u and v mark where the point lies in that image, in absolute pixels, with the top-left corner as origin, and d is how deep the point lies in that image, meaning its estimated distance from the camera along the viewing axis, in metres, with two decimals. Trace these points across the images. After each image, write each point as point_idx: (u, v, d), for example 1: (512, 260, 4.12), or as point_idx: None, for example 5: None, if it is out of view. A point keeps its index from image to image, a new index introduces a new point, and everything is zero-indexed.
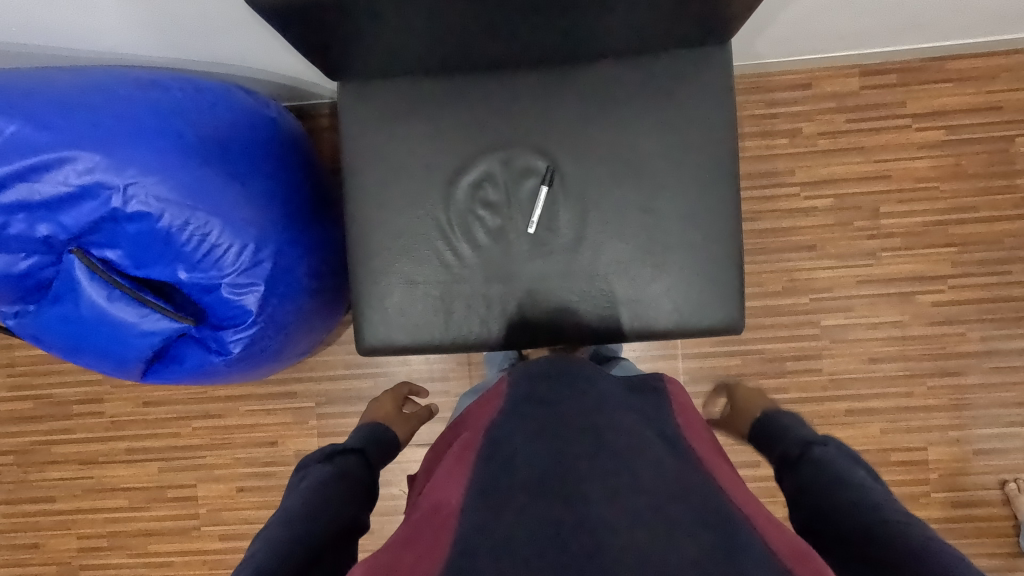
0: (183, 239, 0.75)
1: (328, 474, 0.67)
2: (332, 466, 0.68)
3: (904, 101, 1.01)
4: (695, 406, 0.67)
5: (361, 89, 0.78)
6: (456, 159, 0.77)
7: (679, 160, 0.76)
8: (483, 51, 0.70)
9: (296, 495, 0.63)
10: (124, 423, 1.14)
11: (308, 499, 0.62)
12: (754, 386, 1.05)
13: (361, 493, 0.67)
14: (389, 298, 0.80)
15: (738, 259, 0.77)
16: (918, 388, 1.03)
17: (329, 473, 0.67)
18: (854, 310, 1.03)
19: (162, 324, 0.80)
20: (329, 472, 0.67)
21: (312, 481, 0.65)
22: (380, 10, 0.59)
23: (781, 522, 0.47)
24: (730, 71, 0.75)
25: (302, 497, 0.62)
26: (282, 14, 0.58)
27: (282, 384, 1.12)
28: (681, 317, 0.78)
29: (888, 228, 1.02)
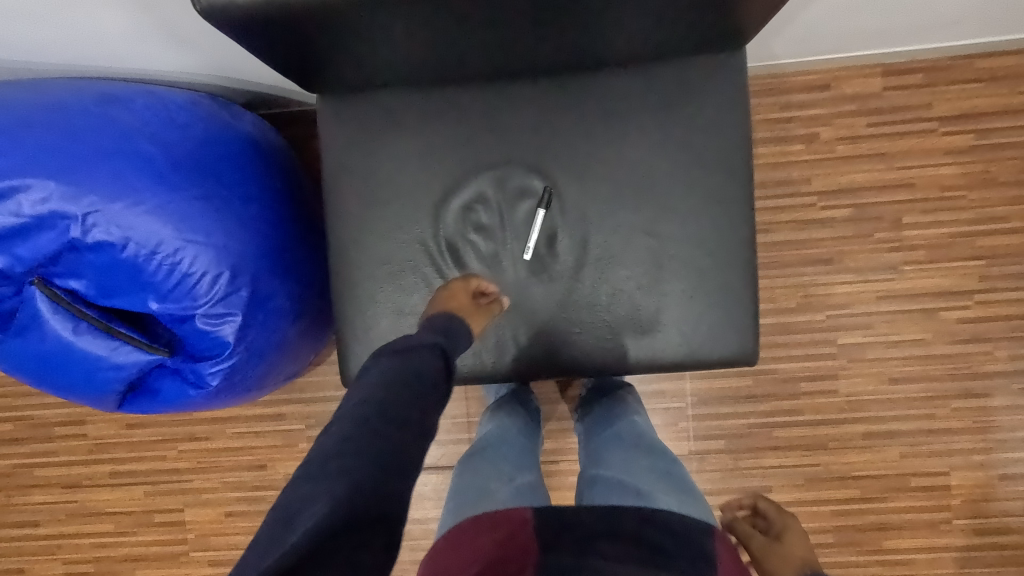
0: (151, 268, 0.70)
1: (395, 388, 0.52)
2: (398, 372, 0.53)
3: (930, 103, 0.94)
4: None
5: (342, 103, 0.71)
6: (446, 179, 0.71)
7: (690, 179, 0.69)
8: (474, 62, 0.64)
9: (352, 407, 0.50)
10: (107, 446, 1.10)
11: (362, 425, 0.48)
12: (766, 408, 0.99)
13: (433, 411, 0.53)
14: (374, 330, 0.74)
15: (754, 284, 0.71)
16: (940, 410, 0.97)
17: (395, 383, 0.52)
18: (873, 327, 0.97)
19: (133, 356, 0.75)
20: (394, 381, 0.52)
21: (372, 395, 0.51)
22: (356, 21, 0.52)
23: None
24: (744, 78, 0.68)
25: (358, 418, 0.49)
26: (246, 28, 0.51)
27: (270, 405, 1.07)
28: (691, 348, 0.72)
29: (911, 240, 0.96)
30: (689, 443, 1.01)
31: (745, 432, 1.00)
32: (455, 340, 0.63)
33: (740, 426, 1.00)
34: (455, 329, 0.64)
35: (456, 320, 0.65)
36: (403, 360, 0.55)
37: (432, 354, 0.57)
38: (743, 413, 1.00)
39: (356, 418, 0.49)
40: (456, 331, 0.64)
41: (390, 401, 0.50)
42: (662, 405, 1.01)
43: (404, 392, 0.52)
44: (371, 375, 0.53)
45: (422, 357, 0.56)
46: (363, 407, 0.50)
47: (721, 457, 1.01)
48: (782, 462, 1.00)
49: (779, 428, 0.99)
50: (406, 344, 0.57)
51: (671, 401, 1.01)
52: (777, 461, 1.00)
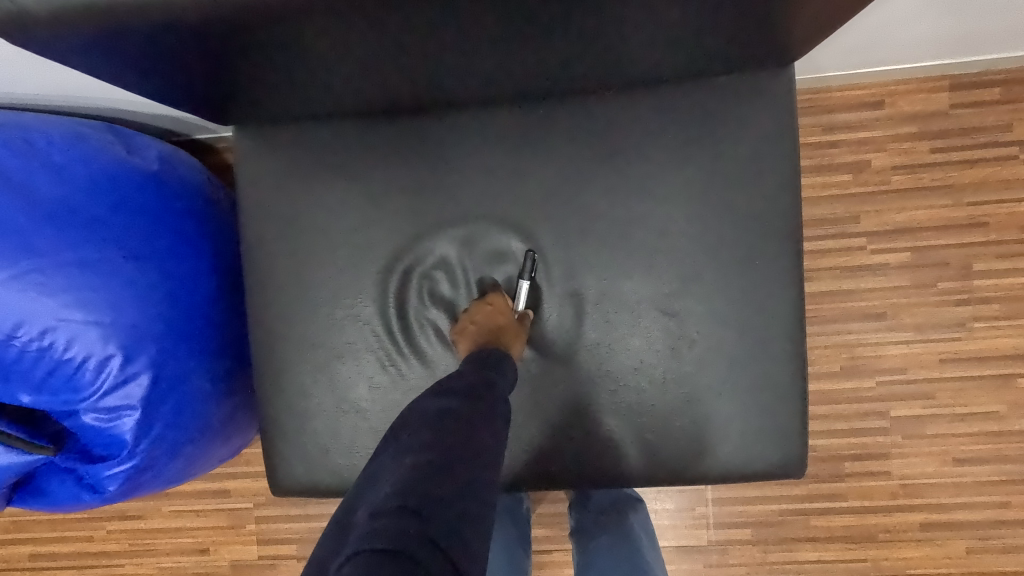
0: (16, 354, 0.55)
1: (469, 445, 0.41)
2: (470, 422, 0.42)
3: (1009, 124, 0.76)
4: None
5: (262, 137, 0.55)
6: (397, 236, 0.55)
7: (719, 237, 0.52)
8: (428, 87, 0.47)
9: (414, 463, 0.38)
10: (26, 524, 0.94)
11: (436, 491, 0.37)
12: (802, 492, 0.82)
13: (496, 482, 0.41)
14: (307, 430, 0.57)
15: (801, 376, 0.54)
16: (1017, 497, 0.80)
17: (469, 437, 0.41)
18: (935, 397, 0.80)
19: (8, 458, 0.60)
20: (466, 435, 0.41)
21: (441, 449, 0.39)
22: (231, 33, 0.36)
23: None
24: (792, 105, 0.51)
25: (428, 480, 0.37)
26: (74, 42, 0.35)
27: (212, 480, 0.91)
28: (718, 461, 0.54)
29: (983, 291, 0.78)
30: (709, 533, 0.84)
31: (777, 521, 0.83)
32: (504, 379, 0.48)
33: (771, 513, 0.83)
34: (505, 363, 0.49)
35: (501, 353, 0.50)
36: (471, 405, 0.44)
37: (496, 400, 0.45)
38: (774, 497, 0.83)
39: (424, 477, 0.37)
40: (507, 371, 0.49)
41: (466, 462, 0.39)
42: (677, 487, 0.84)
43: (481, 451, 0.41)
44: (428, 421, 0.42)
45: (492, 403, 0.45)
46: (430, 463, 0.38)
47: (747, 551, 0.83)
48: (822, 557, 0.83)
49: (818, 516, 0.82)
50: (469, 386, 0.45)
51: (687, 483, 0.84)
52: (816, 555, 0.83)
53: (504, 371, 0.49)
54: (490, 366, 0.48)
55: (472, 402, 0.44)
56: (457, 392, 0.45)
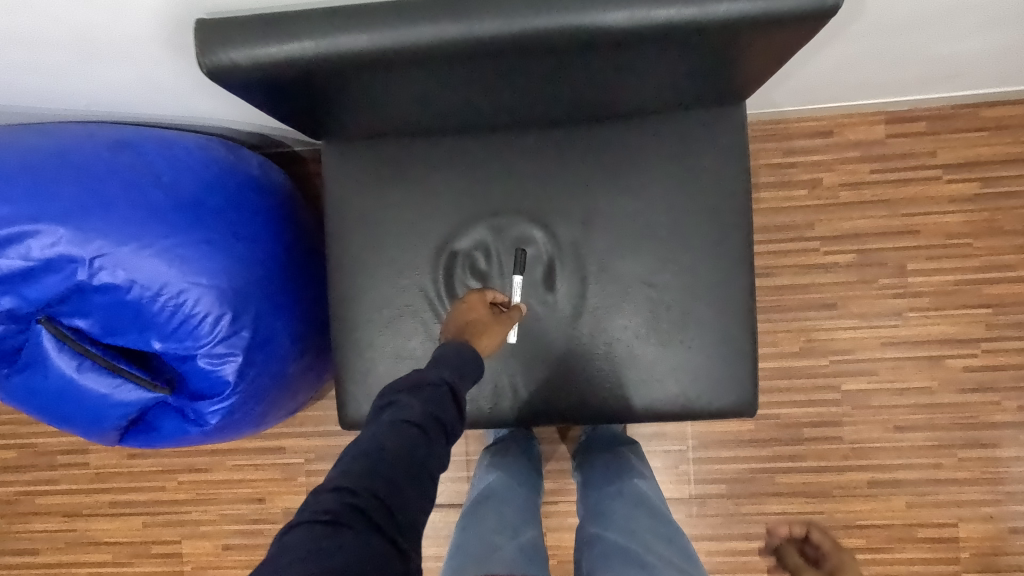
0: (155, 309, 0.71)
1: (426, 450, 0.50)
2: (431, 431, 0.52)
3: (934, 151, 0.94)
4: None
5: (347, 148, 0.73)
6: (448, 226, 0.73)
7: (691, 229, 0.70)
8: (480, 115, 0.65)
9: (374, 455, 0.48)
10: (108, 475, 1.10)
11: (394, 489, 0.47)
12: (769, 453, 0.98)
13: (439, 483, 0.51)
14: (373, 374, 0.74)
15: (751, 336, 0.72)
16: (947, 459, 0.96)
17: (428, 444, 0.51)
18: (877, 373, 0.96)
19: (135, 393, 0.76)
20: (425, 443, 0.51)
21: (404, 451, 0.49)
22: (361, 78, 0.54)
23: None
24: (745, 131, 0.69)
25: (390, 479, 0.47)
26: (258, 86, 0.53)
27: (271, 438, 1.07)
28: (688, 399, 0.72)
29: (916, 287, 0.95)
30: (690, 487, 1.00)
31: (748, 478, 0.99)
32: (470, 372, 0.60)
33: (743, 471, 0.99)
34: (471, 369, 0.61)
35: (471, 356, 0.62)
36: (433, 415, 0.53)
37: (454, 410, 0.55)
38: (745, 457, 0.99)
39: (386, 477, 0.47)
40: (478, 360, 0.63)
41: (422, 465, 0.49)
42: (663, 447, 1.00)
43: (434, 457, 0.51)
44: (397, 422, 0.51)
45: (450, 415, 0.55)
46: (394, 463, 0.48)
47: (722, 503, 0.99)
48: (786, 509, 0.98)
49: (782, 474, 0.98)
50: (437, 396, 0.55)
51: (672, 444, 1.00)
52: (781, 508, 0.98)
53: (468, 378, 0.60)
54: (462, 363, 0.60)
55: (430, 410, 0.53)
56: (425, 398, 0.54)
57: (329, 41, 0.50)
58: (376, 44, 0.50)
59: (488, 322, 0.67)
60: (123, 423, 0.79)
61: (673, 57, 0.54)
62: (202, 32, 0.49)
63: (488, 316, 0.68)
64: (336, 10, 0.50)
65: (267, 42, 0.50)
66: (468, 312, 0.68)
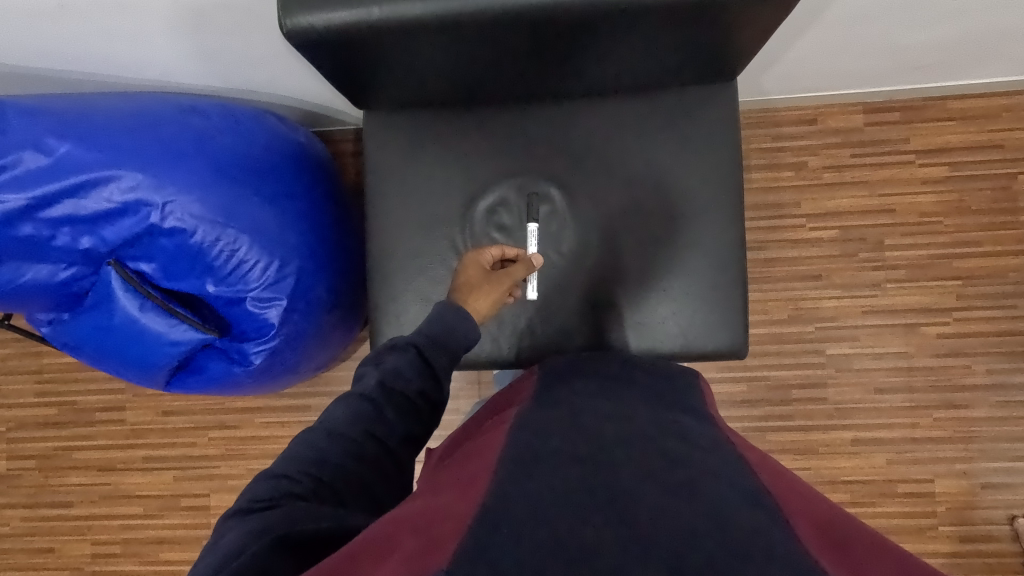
0: (213, 254, 0.78)
1: (377, 426, 0.55)
2: (385, 404, 0.56)
3: (908, 138, 1.04)
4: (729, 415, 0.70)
5: (385, 116, 0.82)
6: (474, 186, 0.82)
7: (689, 189, 0.80)
8: (507, 87, 0.75)
9: (321, 437, 0.53)
10: (143, 432, 1.18)
11: (338, 469, 0.51)
12: (760, 413, 1.07)
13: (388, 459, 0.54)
14: (405, 316, 0.83)
15: (743, 286, 0.81)
16: (923, 419, 1.05)
17: (380, 419, 0.55)
18: (858, 339, 1.06)
19: (188, 333, 0.81)
20: (378, 416, 0.55)
21: (352, 429, 0.53)
22: (413, 44, 0.63)
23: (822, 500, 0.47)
24: (737, 105, 0.79)
25: (333, 460, 0.51)
26: (324, 52, 0.63)
27: (297, 398, 1.15)
28: (686, 340, 0.81)
29: (893, 260, 1.05)
30: None
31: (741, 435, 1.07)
32: (449, 340, 0.63)
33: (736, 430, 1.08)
34: (446, 335, 0.64)
35: (447, 330, 0.64)
36: (389, 388, 0.57)
37: (417, 377, 0.59)
38: (738, 416, 1.08)
39: (332, 462, 0.51)
40: (468, 324, 0.66)
41: (373, 440, 0.54)
42: None
43: (387, 430, 0.55)
44: (354, 401, 0.55)
45: (411, 384, 0.58)
46: (339, 445, 0.52)
47: None
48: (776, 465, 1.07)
49: (772, 432, 1.07)
50: (397, 366, 0.59)
51: None
52: None
53: (441, 344, 0.63)
54: (437, 330, 0.64)
55: (386, 388, 0.57)
56: (382, 373, 0.58)
57: (391, 7, 0.59)
58: (429, 11, 0.59)
59: (482, 282, 0.72)
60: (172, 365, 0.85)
61: (677, 32, 0.63)
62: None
63: (482, 277, 0.72)
64: None
65: (339, 7, 0.59)
66: (465, 274, 0.73)
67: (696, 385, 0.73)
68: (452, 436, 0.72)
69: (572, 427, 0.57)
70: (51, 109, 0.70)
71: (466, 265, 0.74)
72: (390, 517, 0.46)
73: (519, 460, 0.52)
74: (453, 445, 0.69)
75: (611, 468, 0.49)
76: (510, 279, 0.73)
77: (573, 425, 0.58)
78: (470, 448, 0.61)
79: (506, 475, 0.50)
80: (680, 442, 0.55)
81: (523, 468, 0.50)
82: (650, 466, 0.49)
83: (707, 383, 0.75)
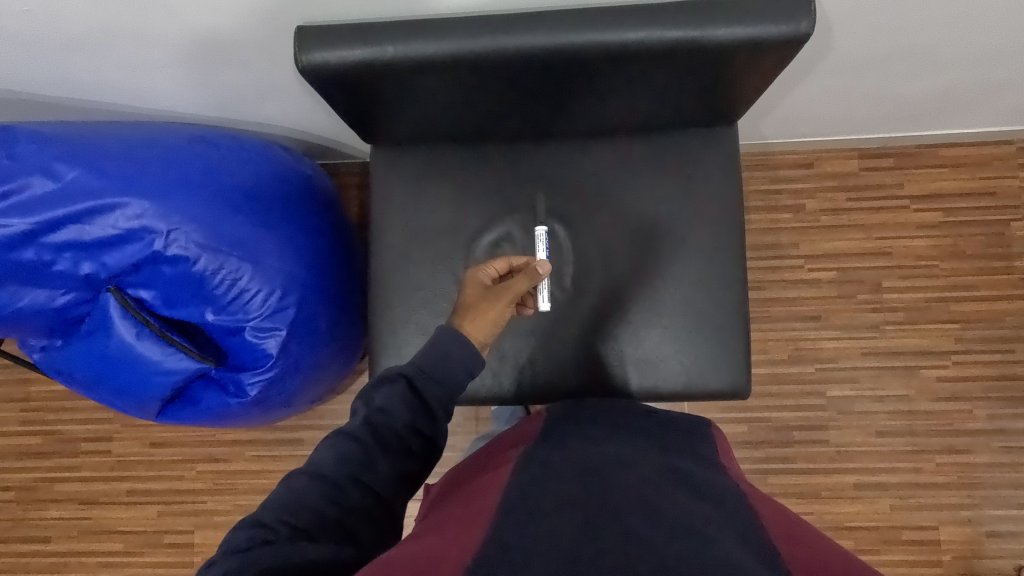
0: (215, 283, 0.78)
1: (362, 469, 0.53)
2: (372, 445, 0.54)
3: (902, 183, 1.07)
4: (740, 466, 0.69)
5: (391, 152, 0.83)
6: (478, 219, 0.83)
7: (690, 227, 0.81)
8: (514, 125, 0.76)
9: (299, 481, 0.51)
10: (129, 463, 1.15)
11: (317, 515, 0.49)
12: (761, 454, 1.06)
13: (371, 497, 0.53)
14: (406, 348, 0.83)
15: (745, 326, 0.81)
16: (926, 464, 1.04)
17: (366, 460, 0.53)
18: (859, 382, 1.06)
19: (183, 363, 0.80)
20: (363, 458, 0.53)
21: (335, 473, 0.52)
22: (424, 82, 0.65)
23: (844, 556, 0.45)
24: (737, 147, 0.81)
25: (312, 507, 0.50)
26: (337, 86, 0.64)
27: (289, 431, 1.13)
28: (689, 379, 0.81)
29: (891, 302, 1.06)
30: None
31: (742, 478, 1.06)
32: (450, 368, 0.61)
33: None
34: (441, 367, 0.60)
35: (444, 357, 0.61)
36: (376, 427, 0.55)
37: (407, 413, 0.57)
38: (739, 458, 1.07)
39: (310, 505, 0.50)
40: (466, 351, 0.62)
41: (357, 485, 0.52)
42: None
43: (373, 474, 0.53)
44: (337, 442, 0.54)
45: (400, 421, 0.56)
46: (320, 490, 0.51)
47: None
48: None
49: (774, 474, 1.06)
50: (386, 402, 0.56)
51: None
52: None
53: (435, 376, 0.60)
54: (431, 360, 0.60)
55: (371, 427, 0.55)
56: (369, 410, 0.56)
57: (404, 46, 0.61)
58: (441, 51, 0.61)
59: (481, 300, 0.69)
60: (164, 396, 0.83)
61: (684, 75, 0.65)
62: (304, 37, 0.61)
63: (480, 295, 0.70)
64: (412, 23, 0.61)
65: (354, 45, 0.61)
66: (465, 294, 0.71)
67: (708, 432, 0.72)
68: (448, 475, 0.71)
69: (583, 468, 0.57)
70: (61, 136, 0.71)
71: (466, 284, 0.72)
72: (383, 558, 0.44)
73: (523, 500, 0.51)
74: (451, 484, 0.67)
75: (615, 511, 0.49)
76: (512, 292, 0.69)
77: (579, 469, 0.57)
78: (476, 484, 0.60)
79: (510, 515, 0.49)
80: (692, 492, 0.54)
81: (528, 509, 0.50)
82: (655, 514, 0.48)
83: (721, 433, 0.74)
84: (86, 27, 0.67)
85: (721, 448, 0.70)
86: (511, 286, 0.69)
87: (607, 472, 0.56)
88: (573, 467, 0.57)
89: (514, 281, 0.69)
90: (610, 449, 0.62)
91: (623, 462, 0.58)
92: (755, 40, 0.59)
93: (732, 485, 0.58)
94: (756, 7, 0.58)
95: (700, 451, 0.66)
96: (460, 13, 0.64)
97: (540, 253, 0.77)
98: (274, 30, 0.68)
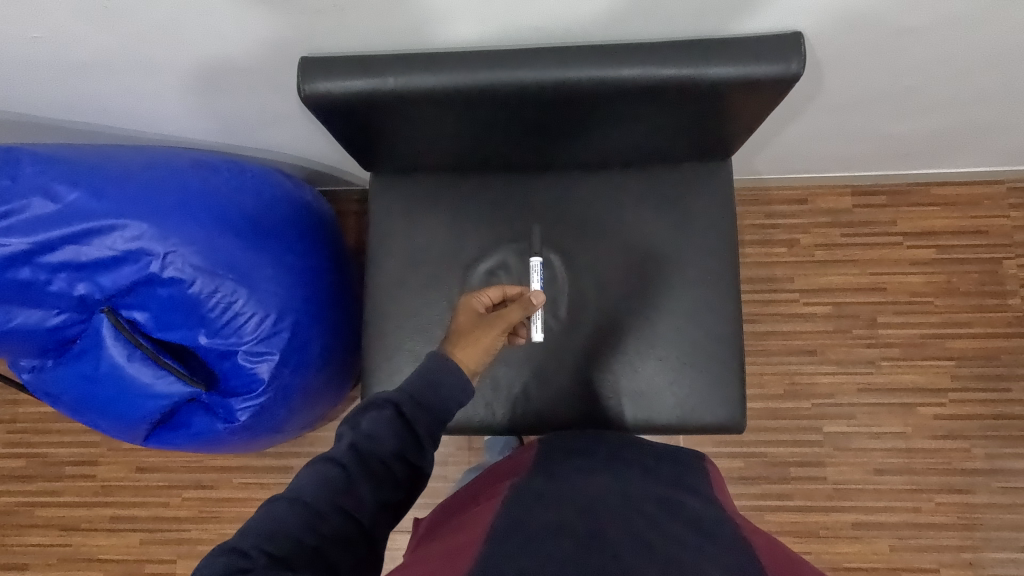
0: (210, 305, 0.78)
1: (346, 498, 0.52)
2: (357, 472, 0.53)
3: (895, 220, 1.08)
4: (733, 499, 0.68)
5: (391, 180, 0.84)
6: (475, 247, 0.83)
7: (685, 259, 0.81)
8: (513, 157, 0.78)
9: (278, 509, 0.50)
10: (113, 489, 1.12)
11: (296, 544, 0.48)
12: (758, 491, 1.04)
13: (352, 525, 0.51)
14: (398, 374, 0.82)
15: (739, 360, 0.81)
16: (925, 503, 1.02)
17: (350, 488, 0.52)
18: (856, 418, 1.05)
19: (174, 386, 0.79)
20: (347, 486, 0.52)
21: (317, 500, 0.50)
22: (424, 111, 0.66)
23: None
24: (731, 182, 0.82)
25: (291, 535, 0.48)
26: (337, 115, 0.66)
27: (279, 457, 1.11)
28: (684, 413, 0.80)
29: (886, 338, 1.06)
30: None
31: None
32: (444, 396, 0.61)
33: None
34: (430, 394, 0.60)
35: (435, 386, 0.60)
36: (362, 454, 0.54)
37: (395, 441, 0.56)
38: (735, 494, 1.05)
39: (289, 535, 0.48)
40: (456, 378, 0.62)
41: (340, 514, 0.51)
42: None
43: (356, 503, 0.52)
44: (321, 466, 0.52)
45: (387, 448, 0.55)
46: (301, 518, 0.49)
47: None
48: None
49: (771, 512, 1.04)
50: (373, 428, 0.55)
51: None
52: None
53: (424, 403, 0.59)
54: (422, 388, 0.60)
55: (356, 453, 0.54)
56: (356, 436, 0.54)
57: (406, 78, 0.62)
58: (441, 84, 0.63)
59: (474, 327, 0.69)
60: (152, 419, 0.81)
61: (679, 111, 0.67)
62: (307, 68, 0.62)
63: (473, 322, 0.69)
64: (414, 56, 0.63)
65: (356, 76, 0.62)
66: (458, 321, 0.70)
67: (703, 468, 0.71)
68: (439, 508, 0.69)
69: (575, 499, 0.56)
70: (64, 158, 0.72)
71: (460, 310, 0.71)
72: None
73: (511, 531, 0.50)
74: (441, 517, 0.66)
75: (607, 544, 0.48)
76: (507, 320, 0.69)
77: (571, 500, 0.56)
78: (465, 517, 0.59)
79: (498, 546, 0.48)
80: (685, 525, 0.53)
81: (517, 540, 0.49)
82: (648, 546, 0.48)
83: (716, 467, 0.73)
84: (94, 53, 0.68)
85: (714, 483, 0.68)
86: (504, 315, 0.70)
87: (600, 504, 0.55)
88: (563, 498, 0.56)
89: (508, 311, 0.70)
90: (602, 481, 0.60)
91: (616, 495, 0.57)
92: (748, 79, 0.60)
93: (727, 520, 0.57)
94: (748, 49, 0.60)
95: (696, 486, 0.65)
96: (460, 47, 0.66)
97: (534, 283, 0.77)
98: (277, 60, 0.69)
